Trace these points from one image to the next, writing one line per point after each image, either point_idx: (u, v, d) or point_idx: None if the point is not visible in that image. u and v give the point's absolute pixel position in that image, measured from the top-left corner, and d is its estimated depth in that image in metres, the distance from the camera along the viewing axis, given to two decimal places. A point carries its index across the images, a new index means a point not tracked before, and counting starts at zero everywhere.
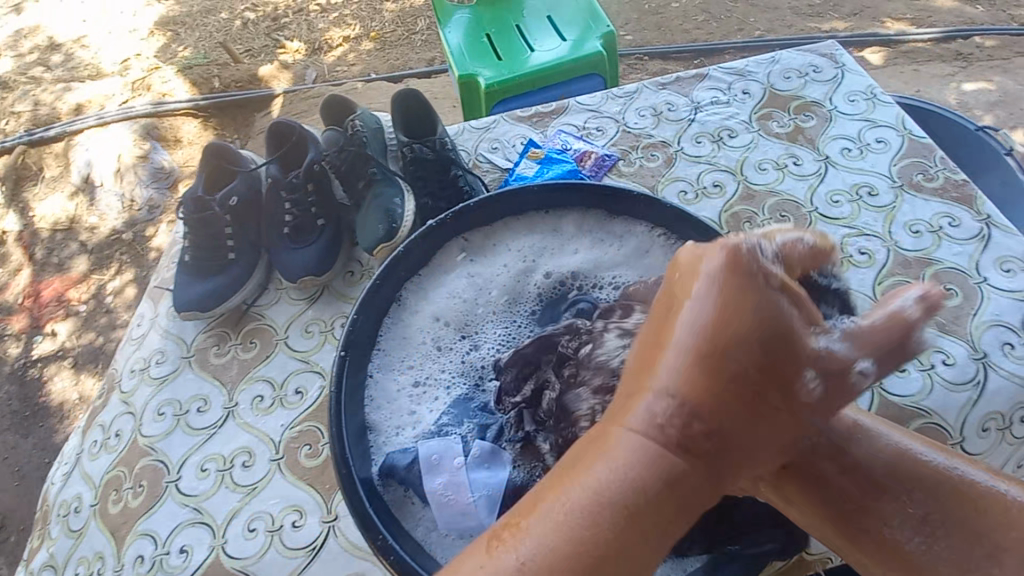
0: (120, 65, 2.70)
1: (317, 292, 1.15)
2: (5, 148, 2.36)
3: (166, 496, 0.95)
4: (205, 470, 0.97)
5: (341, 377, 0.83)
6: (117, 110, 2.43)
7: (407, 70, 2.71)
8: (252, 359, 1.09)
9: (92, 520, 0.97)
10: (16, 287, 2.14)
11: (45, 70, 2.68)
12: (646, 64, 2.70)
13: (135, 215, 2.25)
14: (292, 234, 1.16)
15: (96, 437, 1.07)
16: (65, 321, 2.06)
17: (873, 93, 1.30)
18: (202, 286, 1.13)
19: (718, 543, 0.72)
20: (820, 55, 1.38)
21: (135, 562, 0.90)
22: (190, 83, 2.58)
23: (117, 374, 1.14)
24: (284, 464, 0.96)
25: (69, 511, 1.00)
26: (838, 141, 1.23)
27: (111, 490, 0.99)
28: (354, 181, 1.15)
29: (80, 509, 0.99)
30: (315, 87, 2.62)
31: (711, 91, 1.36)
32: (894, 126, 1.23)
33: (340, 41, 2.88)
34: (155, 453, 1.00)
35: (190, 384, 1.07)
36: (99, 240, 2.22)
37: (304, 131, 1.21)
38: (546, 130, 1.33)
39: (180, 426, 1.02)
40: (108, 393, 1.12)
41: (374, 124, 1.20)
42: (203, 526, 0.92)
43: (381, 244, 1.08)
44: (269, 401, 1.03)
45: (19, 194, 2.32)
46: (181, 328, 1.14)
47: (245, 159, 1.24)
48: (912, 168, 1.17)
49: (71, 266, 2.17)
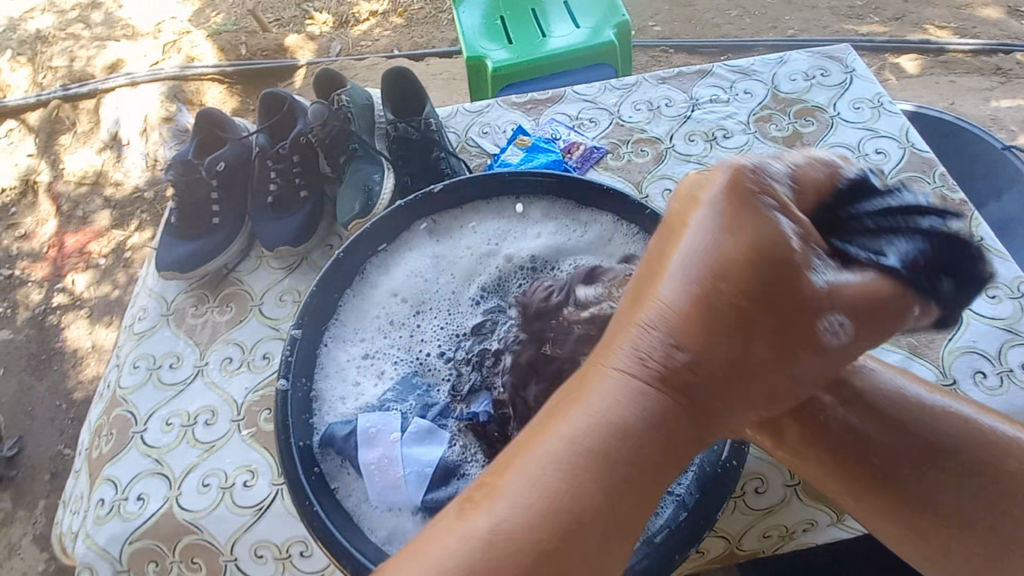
0: (154, 26, 2.76)
1: (296, 262, 1.18)
2: (40, 101, 2.45)
3: (131, 445, 0.99)
4: (170, 424, 1.01)
5: (294, 344, 0.86)
6: (146, 72, 2.49)
7: (430, 49, 2.70)
8: (227, 322, 1.12)
9: (84, 463, 1.03)
10: (41, 237, 2.23)
11: (84, 27, 2.75)
12: (671, 57, 2.64)
13: (157, 175, 2.31)
14: (275, 204, 1.18)
15: (96, 389, 1.13)
16: (84, 272, 2.14)
17: (880, 102, 1.25)
18: (186, 247, 1.17)
19: (636, 544, 0.70)
20: (830, 59, 1.33)
21: (95, 505, 0.95)
22: (217, 49, 2.63)
23: (115, 330, 1.19)
24: (243, 425, 0.99)
25: (72, 455, 1.08)
26: (834, 150, 1.19)
27: (94, 436, 1.04)
28: (336, 154, 1.17)
29: (78, 452, 1.07)
30: (338, 60, 2.64)
31: (711, 89, 1.33)
32: (896, 138, 1.19)
33: (367, 15, 2.88)
34: (126, 404, 1.04)
35: (166, 341, 1.11)
36: (122, 197, 2.29)
37: (294, 102, 1.22)
38: (538, 118, 1.32)
39: (152, 380, 1.06)
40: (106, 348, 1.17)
41: (362, 101, 1.21)
42: (160, 477, 0.95)
43: (356, 219, 1.09)
44: (237, 363, 1.06)
45: (50, 146, 2.40)
46: (164, 287, 1.18)
47: (237, 127, 1.27)
48: (908, 184, 1.12)
49: (95, 220, 2.25)
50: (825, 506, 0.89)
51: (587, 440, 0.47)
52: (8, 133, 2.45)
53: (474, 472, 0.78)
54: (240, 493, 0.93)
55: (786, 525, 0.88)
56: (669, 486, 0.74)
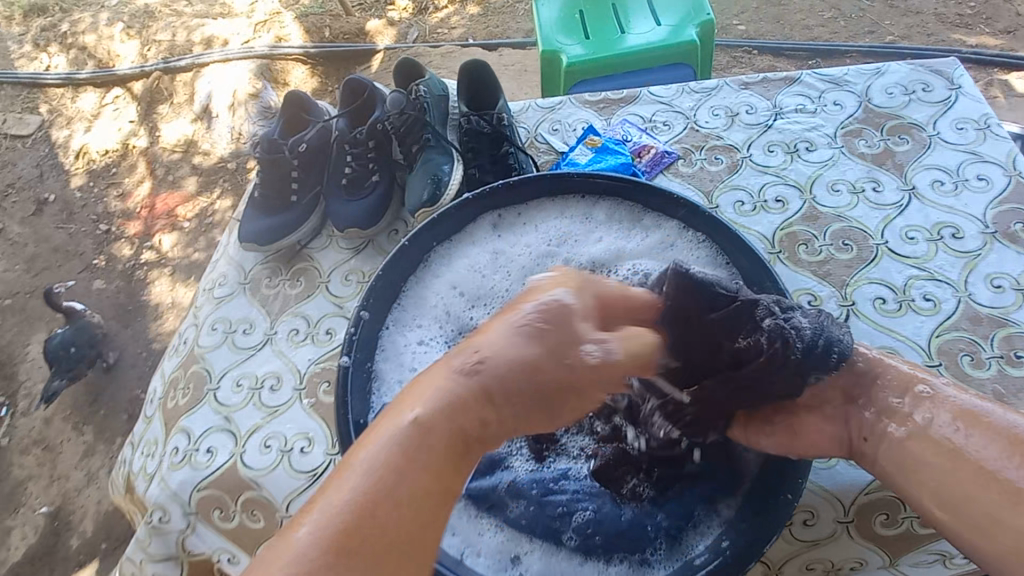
0: (249, 7, 2.92)
1: (362, 244, 1.23)
2: (144, 72, 2.65)
3: (204, 401, 1.08)
4: (240, 385, 1.09)
5: (357, 324, 0.90)
6: (238, 49, 2.65)
7: (504, 39, 2.70)
8: (296, 295, 1.19)
9: (157, 411, 1.13)
10: (136, 198, 2.41)
11: (187, 5, 2.95)
12: (754, 59, 2.51)
13: (240, 147, 2.45)
14: (347, 187, 1.23)
15: (173, 342, 1.23)
16: (170, 234, 2.30)
17: (989, 123, 1.15)
18: (265, 222, 1.24)
19: (679, 560, 0.70)
20: (935, 72, 1.23)
21: (171, 451, 1.04)
22: (304, 30, 2.74)
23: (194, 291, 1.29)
24: (304, 394, 1.06)
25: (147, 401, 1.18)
26: (930, 172, 1.11)
27: (170, 388, 1.14)
28: (410, 143, 1.19)
29: (153, 400, 1.16)
30: (414, 47, 2.70)
31: (797, 98, 1.26)
32: (1003, 164, 1.09)
33: (446, 3, 2.92)
34: (202, 361, 1.13)
35: (241, 308, 1.19)
36: (209, 166, 2.45)
37: (374, 91, 1.27)
38: (610, 118, 1.30)
39: (227, 342, 1.15)
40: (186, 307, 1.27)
41: (438, 92, 1.24)
42: (227, 433, 1.03)
43: (423, 208, 1.12)
44: (302, 335, 1.13)
45: (151, 114, 2.60)
46: (243, 257, 1.26)
47: (321, 111, 1.33)
48: (1013, 215, 1.03)
49: (183, 185, 2.42)
50: (875, 545, 0.85)
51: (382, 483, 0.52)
52: (115, 100, 2.67)
53: (519, 465, 0.79)
54: (297, 457, 0.99)
55: (831, 560, 0.85)
56: (717, 506, 0.72)
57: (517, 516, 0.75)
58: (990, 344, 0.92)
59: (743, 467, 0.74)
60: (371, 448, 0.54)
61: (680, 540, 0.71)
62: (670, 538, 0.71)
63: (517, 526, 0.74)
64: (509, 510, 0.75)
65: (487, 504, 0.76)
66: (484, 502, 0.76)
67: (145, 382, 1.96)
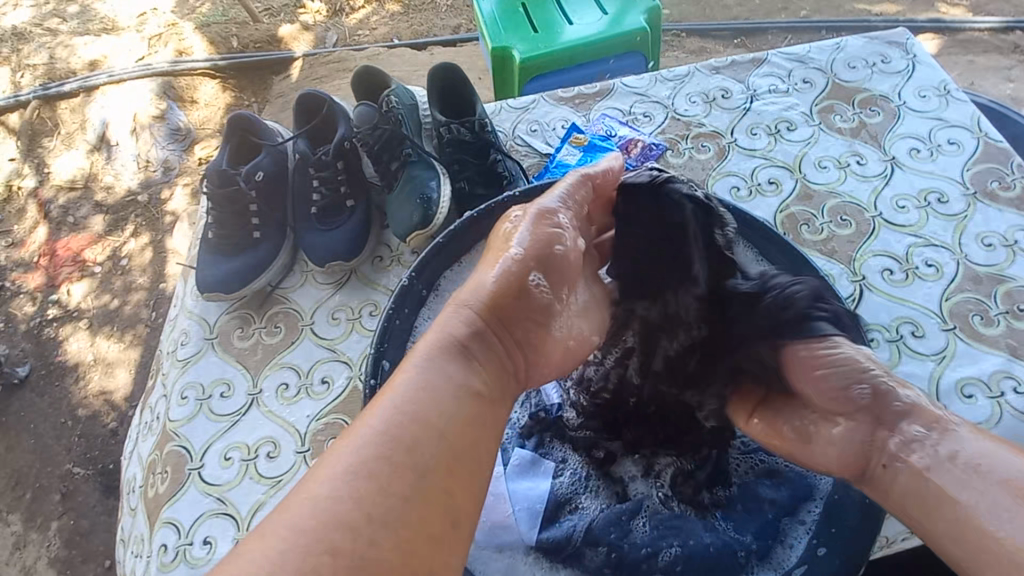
0: (137, 19, 2.59)
1: (345, 276, 1.10)
2: (20, 102, 2.28)
3: (189, 483, 0.92)
4: (229, 459, 0.94)
5: (375, 370, 0.80)
6: (134, 67, 2.35)
7: (432, 37, 2.56)
8: (277, 345, 1.05)
9: (140, 501, 0.96)
10: (32, 244, 2.05)
11: (61, 22, 2.57)
12: (683, 41, 2.53)
13: (151, 176, 2.17)
14: (319, 215, 1.10)
15: (147, 420, 1.06)
16: (80, 281, 1.97)
17: (946, 89, 1.20)
18: (227, 266, 1.09)
19: None
20: (890, 44, 1.28)
21: (157, 550, 0.88)
22: (208, 41, 2.47)
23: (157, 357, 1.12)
24: (309, 456, 0.93)
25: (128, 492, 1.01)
26: (905, 141, 1.14)
27: (148, 474, 0.97)
28: (387, 160, 1.09)
29: (135, 488, 1.00)
30: (336, 51, 2.51)
31: (768, 79, 1.27)
32: (968, 127, 1.14)
33: (363, 3, 2.73)
34: (179, 438, 0.97)
35: (214, 367, 1.03)
36: (115, 200, 2.13)
37: (334, 105, 1.14)
38: (589, 114, 1.25)
39: (203, 411, 0.99)
40: (153, 376, 1.10)
41: (409, 101, 1.14)
42: (227, 517, 0.89)
43: (416, 231, 1.03)
44: (294, 389, 0.99)
45: (36, 149, 2.23)
46: (205, 309, 1.10)
47: (272, 132, 1.17)
48: (986, 175, 1.08)
49: (88, 224, 2.08)
50: None
51: (416, 433, 0.56)
52: None
53: (586, 506, 0.75)
54: None
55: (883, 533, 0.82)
56: (800, 515, 0.71)
57: (597, 562, 0.69)
58: (995, 301, 0.96)
59: (816, 473, 0.73)
60: (410, 387, 0.59)
61: (771, 556, 0.69)
62: (762, 556, 0.69)
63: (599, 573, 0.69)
64: (587, 558, 0.70)
65: (563, 556, 0.70)
66: (560, 555, 0.70)
67: (77, 457, 1.69)
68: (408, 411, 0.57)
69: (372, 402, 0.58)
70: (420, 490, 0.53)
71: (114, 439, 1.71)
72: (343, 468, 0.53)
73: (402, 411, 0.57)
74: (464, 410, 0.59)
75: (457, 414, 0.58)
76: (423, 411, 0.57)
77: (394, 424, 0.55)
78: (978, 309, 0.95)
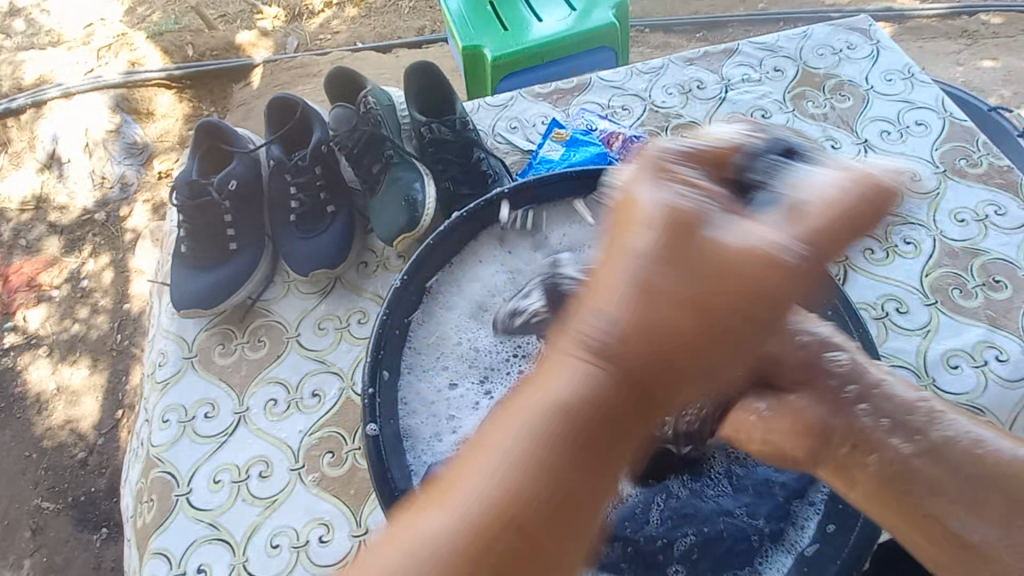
0: (84, 30, 2.47)
1: (329, 285, 1.07)
2: None
3: (177, 510, 0.88)
4: (219, 482, 0.90)
5: (375, 372, 0.78)
6: (84, 80, 2.24)
7: (396, 39, 2.51)
8: (262, 360, 1.00)
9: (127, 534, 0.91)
10: None
11: (3, 37, 2.45)
12: (648, 37, 2.55)
13: (107, 194, 2.06)
14: (299, 222, 1.07)
15: (130, 448, 1.00)
16: (37, 307, 1.86)
17: (910, 73, 1.24)
18: (204, 280, 1.04)
19: (789, 558, 0.68)
20: (853, 32, 1.32)
21: None
22: (162, 52, 2.36)
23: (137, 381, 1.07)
24: (304, 473, 0.89)
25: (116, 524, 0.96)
26: (876, 124, 1.18)
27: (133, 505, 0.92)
28: (369, 163, 1.07)
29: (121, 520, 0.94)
30: (298, 56, 2.44)
31: (741, 68, 1.28)
32: (933, 108, 1.18)
33: (323, 6, 2.66)
34: (163, 464, 0.92)
35: (195, 387, 0.98)
36: (70, 220, 2.02)
37: (308, 108, 1.10)
38: (568, 109, 1.24)
39: (187, 433, 0.94)
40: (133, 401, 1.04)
41: (386, 102, 1.11)
42: (220, 543, 0.85)
43: (401, 234, 1.01)
44: (283, 405, 0.96)
45: None
46: (182, 326, 1.05)
47: (242, 138, 1.13)
48: (954, 153, 1.12)
49: (43, 247, 1.97)
50: None
51: (492, 492, 0.42)
52: None
53: None
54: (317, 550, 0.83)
55: None
56: (809, 496, 0.71)
57: (615, 558, 0.68)
58: (971, 274, 0.99)
59: None
60: (505, 439, 0.44)
61: (784, 538, 0.69)
62: (774, 538, 0.69)
63: (617, 569, 0.68)
64: (604, 555, 0.68)
65: None
66: None
67: (45, 491, 1.59)
68: (492, 478, 0.42)
69: (461, 458, 0.45)
70: (486, 562, 0.40)
71: (84, 470, 1.61)
72: (412, 536, 0.42)
73: (469, 514, 0.41)
74: (563, 489, 0.42)
75: (558, 474, 0.43)
76: (513, 465, 0.43)
77: (465, 487, 0.43)
78: (957, 283, 0.98)
